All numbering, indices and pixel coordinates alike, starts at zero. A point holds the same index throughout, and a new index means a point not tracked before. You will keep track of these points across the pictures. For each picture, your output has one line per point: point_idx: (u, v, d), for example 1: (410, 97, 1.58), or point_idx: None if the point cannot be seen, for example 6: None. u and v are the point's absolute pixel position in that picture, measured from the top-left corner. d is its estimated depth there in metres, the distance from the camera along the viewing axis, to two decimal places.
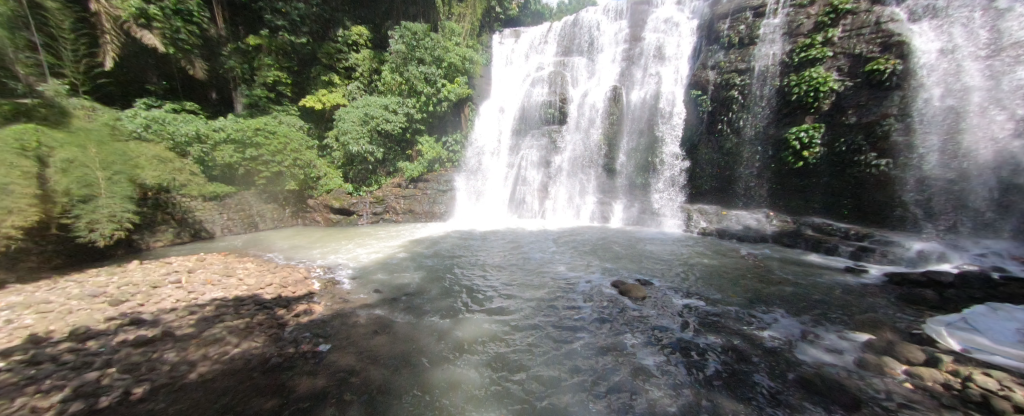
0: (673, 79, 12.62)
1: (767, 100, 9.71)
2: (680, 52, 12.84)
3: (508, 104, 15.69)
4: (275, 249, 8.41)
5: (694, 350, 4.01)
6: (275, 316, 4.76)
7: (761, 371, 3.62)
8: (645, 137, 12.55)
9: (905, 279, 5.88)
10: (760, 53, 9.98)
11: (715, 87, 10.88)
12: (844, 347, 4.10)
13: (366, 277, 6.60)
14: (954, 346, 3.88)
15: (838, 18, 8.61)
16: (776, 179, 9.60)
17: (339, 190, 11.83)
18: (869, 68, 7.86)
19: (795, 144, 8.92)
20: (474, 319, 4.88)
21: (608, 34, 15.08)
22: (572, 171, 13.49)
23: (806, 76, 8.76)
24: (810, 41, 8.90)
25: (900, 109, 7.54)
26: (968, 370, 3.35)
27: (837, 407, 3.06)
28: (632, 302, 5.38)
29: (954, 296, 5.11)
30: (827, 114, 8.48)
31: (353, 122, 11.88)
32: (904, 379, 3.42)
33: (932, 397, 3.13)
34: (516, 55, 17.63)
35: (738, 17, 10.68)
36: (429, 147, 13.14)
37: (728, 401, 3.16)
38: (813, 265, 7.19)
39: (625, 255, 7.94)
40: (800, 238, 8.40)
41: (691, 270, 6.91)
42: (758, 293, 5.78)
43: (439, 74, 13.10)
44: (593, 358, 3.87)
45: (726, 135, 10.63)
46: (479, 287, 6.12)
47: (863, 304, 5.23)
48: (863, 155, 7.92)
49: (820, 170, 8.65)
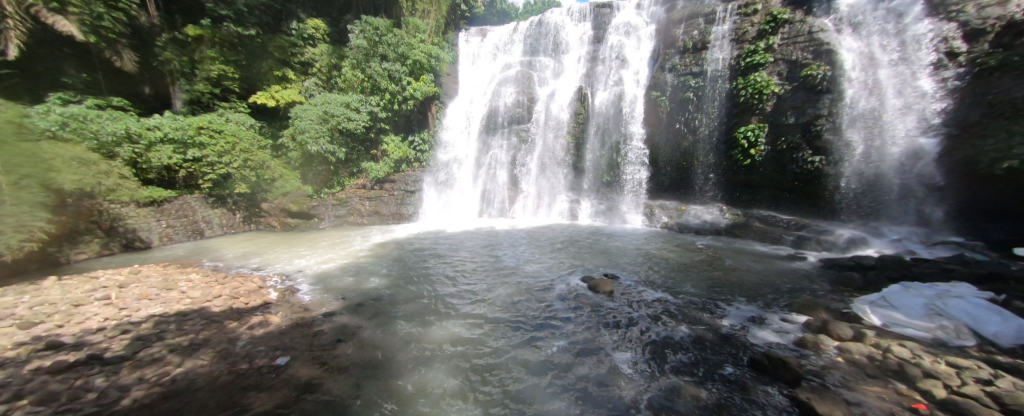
0: (635, 80, 13.03)
1: (718, 102, 10.43)
2: (640, 55, 13.24)
3: (477, 103, 15.55)
4: (225, 258, 7.79)
5: (658, 341, 4.23)
6: (225, 331, 4.41)
7: (718, 356, 3.87)
8: (610, 136, 12.85)
9: (838, 264, 6.54)
10: (711, 58, 10.68)
11: (672, 88, 11.38)
12: (785, 328, 4.51)
13: (329, 284, 6.26)
14: (875, 322, 4.42)
15: (778, 26, 9.47)
16: (728, 176, 10.34)
17: (297, 192, 10.96)
18: (804, 73, 8.68)
19: (743, 143, 9.67)
20: (446, 321, 4.86)
21: (573, 36, 15.41)
22: (541, 169, 13.67)
23: (751, 80, 9.57)
24: (753, 47, 9.71)
25: (830, 111, 8.37)
26: (886, 343, 3.84)
27: (782, 384, 3.36)
28: (602, 297, 5.56)
29: (875, 277, 5.79)
30: (769, 114, 9.26)
31: (310, 120, 11.04)
32: (836, 354, 3.81)
33: (860, 369, 3.53)
34: (483, 54, 17.54)
35: (691, 23, 11.31)
36: (395, 146, 12.78)
37: (691, 386, 3.36)
38: (760, 254, 7.82)
39: (593, 252, 8.19)
40: (749, 230, 9.09)
41: (654, 264, 7.25)
42: (715, 282, 6.19)
43: (403, 71, 12.70)
44: (562, 353, 3.98)
45: (683, 135, 11.17)
46: (450, 290, 6.03)
47: (804, 288, 5.76)
48: (801, 153, 8.73)
49: (765, 166, 9.44)
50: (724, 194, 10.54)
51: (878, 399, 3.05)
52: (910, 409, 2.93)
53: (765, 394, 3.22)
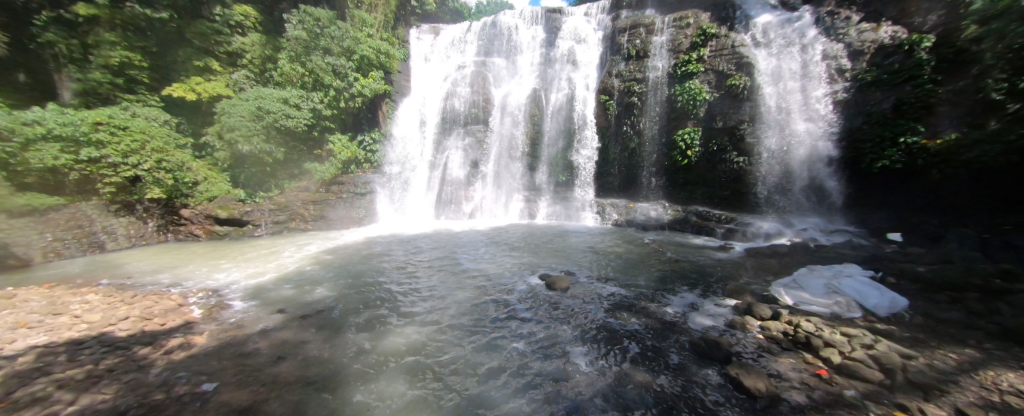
0: (585, 84, 13.51)
1: (659, 107, 11.26)
2: (589, 60, 13.81)
3: (431, 103, 15.18)
4: (134, 274, 6.74)
5: (609, 332, 4.45)
6: (135, 358, 3.83)
7: (662, 343, 4.18)
8: (563, 137, 13.24)
9: (760, 252, 7.40)
10: (652, 65, 11.46)
11: (618, 93, 11.96)
12: (717, 312, 5.01)
13: (267, 297, 5.71)
14: (788, 302, 5.06)
15: (707, 39, 10.47)
16: (670, 175, 11.19)
17: (226, 197, 9.77)
18: (730, 83, 9.77)
19: (681, 145, 10.56)
20: (402, 327, 4.69)
21: (526, 38, 15.69)
22: (498, 170, 13.69)
23: (686, 87, 10.44)
24: (687, 57, 10.63)
25: (750, 117, 9.52)
26: (796, 319, 4.43)
27: (715, 363, 3.72)
28: (558, 294, 5.71)
29: (788, 263, 6.64)
30: (702, 119, 10.23)
31: (241, 117, 9.78)
32: (759, 333, 4.31)
33: (777, 344, 4.03)
34: (437, 52, 17.13)
35: (634, 32, 12.06)
36: (342, 146, 12.02)
37: (638, 373, 3.59)
38: (696, 246, 8.60)
39: (550, 250, 8.38)
40: (687, 224, 9.92)
41: (608, 260, 7.60)
42: (660, 274, 6.65)
43: (349, 67, 11.97)
44: (521, 351, 4.04)
45: (630, 137, 11.81)
46: (404, 295, 5.81)
47: (733, 276, 6.42)
48: (729, 154, 9.77)
49: (700, 166, 10.40)
50: (667, 192, 11.38)
51: (792, 371, 3.53)
52: (816, 376, 3.44)
53: (701, 374, 3.55)
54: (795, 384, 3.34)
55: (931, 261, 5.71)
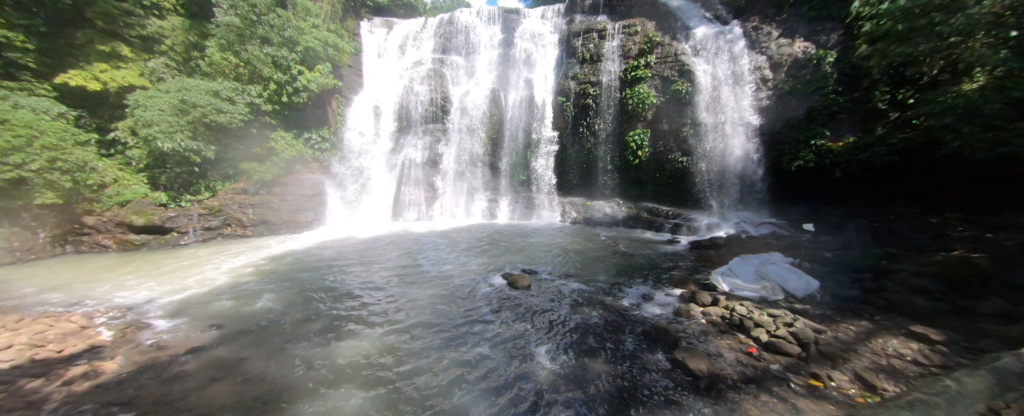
0: (543, 85, 13.79)
1: (612, 109, 11.82)
2: (546, 61, 14.10)
3: (386, 100, 14.55)
4: (21, 294, 5.68)
5: (568, 327, 4.58)
6: (22, 393, 3.23)
7: (616, 333, 4.40)
8: (523, 137, 13.39)
9: (701, 244, 8.07)
10: (605, 70, 12.00)
11: (575, 94, 12.32)
12: (665, 301, 5.37)
13: (198, 311, 5.12)
14: (725, 289, 5.54)
15: (653, 47, 11.17)
16: (623, 174, 11.78)
17: (143, 201, 8.56)
18: (674, 88, 10.46)
19: (632, 145, 11.19)
20: (358, 335, 4.44)
21: (484, 37, 15.55)
22: (459, 170, 13.46)
23: (635, 92, 11.07)
24: (636, 63, 11.27)
25: (692, 121, 10.36)
26: (732, 303, 4.89)
27: (664, 349, 4.00)
28: (519, 292, 5.78)
29: (725, 252, 7.31)
30: (650, 121, 10.93)
31: (158, 109, 8.37)
32: (701, 317, 4.70)
33: (716, 327, 4.43)
34: (390, 48, 16.40)
35: (587, 37, 12.48)
36: (286, 144, 11.01)
37: (596, 364, 3.75)
38: (647, 240, 9.17)
39: (513, 249, 8.45)
40: (639, 220, 10.51)
41: (567, 257, 7.83)
42: (616, 268, 6.99)
43: (292, 59, 11.09)
44: (482, 351, 4.03)
45: (586, 137, 12.25)
46: (360, 301, 5.53)
47: (679, 266, 6.94)
48: (674, 155, 10.59)
49: (649, 166, 11.14)
50: (620, 190, 11.97)
51: (729, 351, 3.90)
52: (748, 354, 3.83)
53: (651, 360, 3.79)
54: (731, 362, 3.70)
55: (836, 247, 6.63)
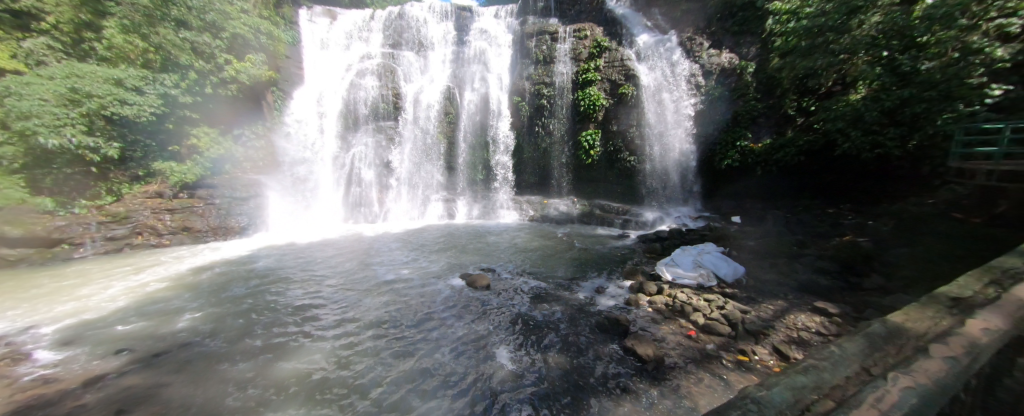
0: (498, 84, 13.55)
1: (566, 110, 12.14)
2: (501, 61, 13.99)
3: (330, 94, 13.36)
4: None
5: (526, 323, 4.65)
6: None
7: (571, 326, 4.56)
8: (479, 135, 13.19)
9: (647, 238, 8.64)
10: (558, 71, 12.26)
11: (530, 95, 12.46)
12: (617, 293, 5.66)
13: (100, 335, 4.39)
14: (668, 278, 5.95)
15: (601, 51, 11.73)
16: (577, 173, 12.22)
17: (22, 207, 6.90)
18: (622, 91, 11.06)
19: (585, 145, 11.64)
20: (304, 347, 4.10)
21: (437, 33, 15.06)
22: (414, 170, 12.98)
23: (586, 94, 11.52)
24: (586, 66, 11.71)
25: (638, 122, 11.07)
26: (674, 291, 5.30)
27: (614, 337, 4.23)
28: (478, 292, 5.72)
29: (668, 245, 7.89)
30: (601, 123, 11.48)
31: (39, 99, 6.90)
32: (647, 306, 5.02)
33: (661, 313, 4.78)
34: (334, 39, 14.84)
35: (540, 38, 12.63)
36: (209, 140, 9.62)
37: (552, 356, 3.87)
38: (600, 236, 9.59)
39: (471, 249, 8.39)
40: (592, 217, 10.90)
41: (525, 254, 7.94)
42: (570, 263, 7.24)
43: (217, 46, 9.78)
44: (438, 353, 3.95)
45: (541, 137, 12.47)
46: (305, 310, 5.13)
47: (628, 260, 7.37)
48: (623, 154, 11.24)
49: (601, 164, 11.69)
50: (576, 188, 12.38)
51: (672, 335, 4.21)
52: (688, 337, 4.17)
53: (602, 349, 3.99)
54: (674, 345, 4.02)
55: (758, 236, 7.49)
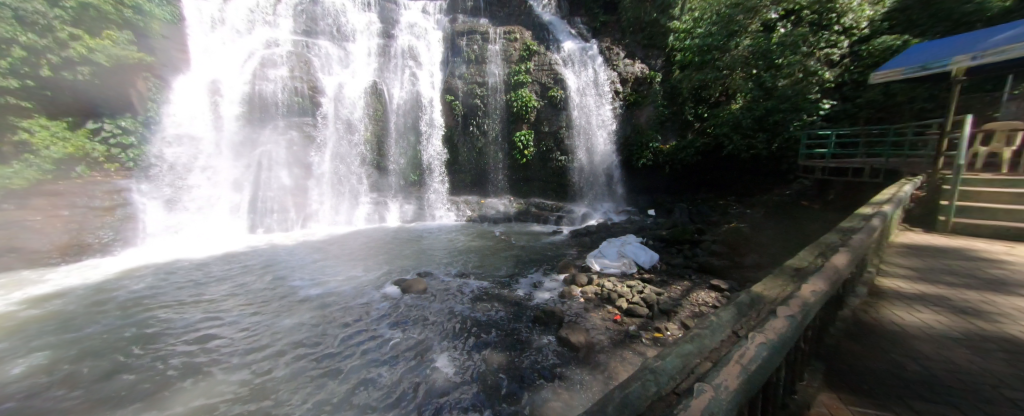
0: (430, 82, 13.05)
1: (499, 110, 12.29)
2: (432, 58, 13.40)
3: (229, 82, 10.92)
4: None
5: (465, 325, 4.58)
6: None
7: (509, 323, 4.62)
8: (410, 134, 12.56)
9: (577, 232, 9.22)
10: (490, 72, 12.32)
11: (463, 94, 12.28)
12: (552, 286, 5.91)
13: None
14: (596, 269, 6.37)
15: (531, 54, 12.13)
16: (512, 172, 12.51)
17: None
18: (551, 94, 11.64)
19: (519, 145, 11.95)
20: (203, 381, 3.47)
21: (358, 23, 13.56)
22: (338, 171, 11.59)
23: (519, 95, 11.80)
24: (517, 69, 12.03)
25: (567, 124, 11.73)
26: (601, 280, 5.74)
27: (550, 329, 4.42)
28: (414, 297, 5.46)
29: (596, 238, 8.52)
30: (533, 123, 11.90)
31: None
32: (579, 296, 5.34)
33: (591, 302, 5.13)
34: (231, 18, 12.02)
35: (471, 38, 12.60)
36: (49, 136, 7.25)
37: (492, 355, 3.89)
38: (535, 233, 9.95)
39: (407, 254, 7.97)
40: (528, 214, 11.19)
41: (462, 255, 7.84)
42: (506, 261, 7.38)
43: (59, 18, 7.33)
44: (370, 367, 3.68)
45: (476, 136, 12.39)
46: (203, 335, 4.35)
47: (561, 254, 7.78)
48: (554, 154, 11.87)
49: (533, 164, 12.16)
50: (511, 188, 12.72)
51: (601, 322, 4.55)
52: (614, 321, 4.56)
53: (539, 342, 4.14)
54: (603, 329, 4.36)
55: (668, 226, 8.52)
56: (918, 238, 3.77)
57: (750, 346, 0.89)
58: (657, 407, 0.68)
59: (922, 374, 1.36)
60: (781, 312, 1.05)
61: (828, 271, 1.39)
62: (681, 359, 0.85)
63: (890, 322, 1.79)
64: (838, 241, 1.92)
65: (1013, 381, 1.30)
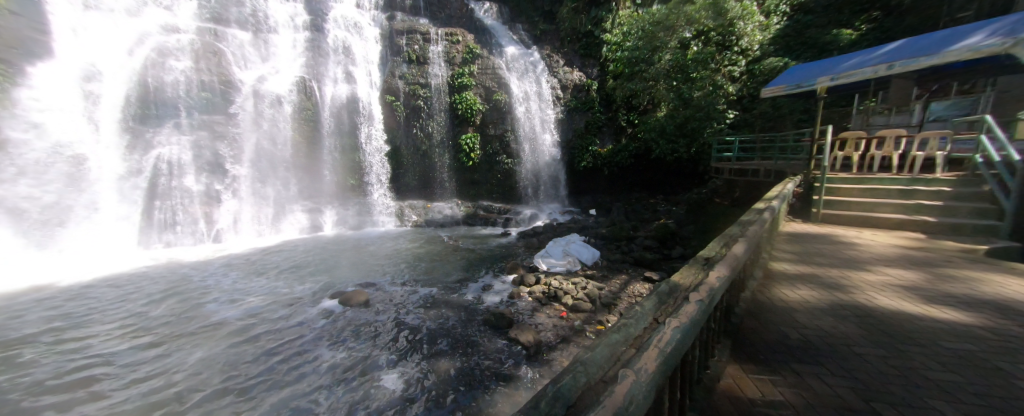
0: (368, 81, 12.23)
1: (443, 112, 12.09)
2: (368, 57, 12.54)
3: (110, 68, 8.46)
4: None
5: (412, 335, 4.40)
6: None
7: (458, 328, 4.55)
8: (347, 136, 11.61)
9: (525, 233, 9.40)
10: (432, 73, 11.99)
11: (404, 95, 11.76)
12: (502, 288, 5.94)
13: None
14: (543, 268, 6.55)
15: (474, 58, 12.12)
16: (459, 175, 12.39)
17: None
18: (496, 98, 11.74)
19: (465, 148, 11.84)
20: None
21: (280, 13, 11.85)
22: (260, 176, 10.13)
23: (463, 98, 11.71)
24: (461, 71, 11.94)
25: (512, 127, 11.94)
26: (548, 279, 5.93)
27: (499, 330, 4.45)
28: (353, 311, 5.08)
29: (542, 238, 8.77)
30: (479, 126, 11.92)
31: None
32: (527, 296, 5.45)
33: (538, 301, 5.27)
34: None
35: (411, 37, 12.12)
36: None
37: (441, 363, 3.80)
38: (483, 235, 9.92)
39: (346, 263, 7.40)
40: (477, 218, 11.11)
41: (408, 262, 7.52)
42: (455, 266, 7.25)
43: None
44: (305, 391, 3.35)
45: (420, 139, 11.99)
46: (80, 374, 3.56)
47: (509, 255, 7.86)
48: (501, 157, 12.01)
49: (480, 166, 12.17)
50: (458, 191, 12.56)
51: (549, 319, 4.69)
52: (561, 318, 4.73)
53: (489, 344, 4.14)
54: (550, 326, 4.51)
55: (608, 224, 9.11)
56: (798, 227, 4.55)
57: (666, 330, 0.99)
58: (585, 397, 0.71)
59: (801, 340, 1.64)
60: (692, 297, 1.19)
61: (729, 259, 1.62)
62: (608, 349, 0.90)
63: (778, 300, 2.13)
64: (739, 231, 2.24)
65: (860, 340, 1.62)
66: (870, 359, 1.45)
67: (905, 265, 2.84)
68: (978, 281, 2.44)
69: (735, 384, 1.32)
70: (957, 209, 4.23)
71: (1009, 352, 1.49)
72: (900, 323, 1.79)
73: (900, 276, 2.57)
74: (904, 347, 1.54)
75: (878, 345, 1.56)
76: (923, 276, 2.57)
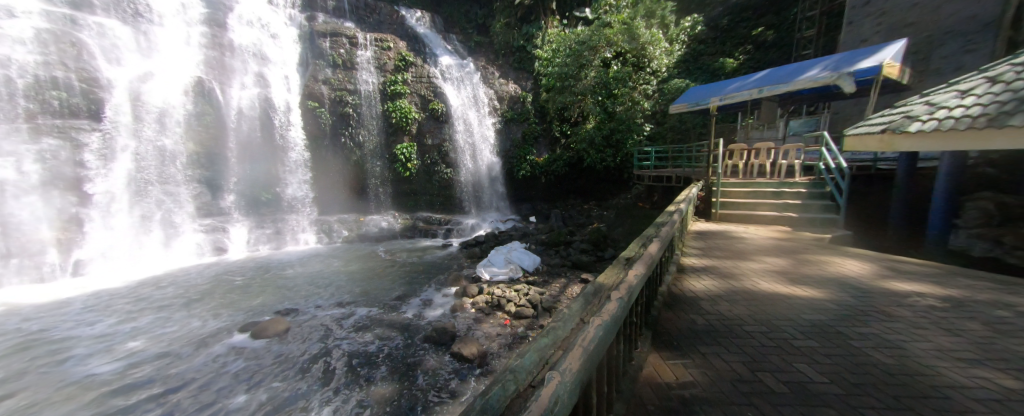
0: (284, 85, 11.12)
1: (376, 121, 11.47)
2: (285, 59, 11.50)
3: None
4: None
5: (345, 362, 4.02)
6: None
7: (398, 348, 4.29)
8: (262, 145, 10.43)
9: (467, 243, 9.29)
10: (360, 79, 11.27)
11: (330, 101, 10.88)
12: (443, 302, 5.75)
13: None
14: (486, 278, 6.53)
15: (408, 66, 11.74)
16: (395, 185, 11.83)
17: None
18: (433, 107, 11.52)
19: (401, 158, 11.34)
20: None
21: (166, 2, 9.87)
22: (139, 193, 8.33)
23: (397, 106, 11.24)
24: (394, 78, 11.44)
25: (450, 137, 11.82)
26: (491, 288, 5.91)
27: (442, 346, 4.30)
28: (272, 342, 4.48)
29: (485, 247, 8.75)
30: (415, 136, 11.56)
31: None
32: (470, 307, 5.35)
33: (481, 311, 5.22)
34: None
35: (336, 40, 11.29)
36: None
37: (379, 388, 3.55)
38: (423, 248, 9.57)
39: (261, 290, 6.48)
40: (416, 229, 10.68)
41: (338, 282, 6.90)
42: (393, 282, 6.85)
43: None
44: None
45: (350, 148, 11.16)
46: None
47: (451, 267, 7.69)
48: (439, 167, 11.80)
49: (418, 176, 11.79)
50: (395, 202, 11.99)
51: (492, 329, 4.66)
52: (504, 326, 4.75)
53: (431, 361, 3.99)
54: (494, 336, 4.50)
55: (547, 230, 9.48)
56: (704, 226, 5.22)
57: (590, 328, 1.05)
58: (514, 405, 0.70)
59: (705, 325, 1.88)
60: (613, 296, 1.28)
61: (645, 257, 1.79)
62: (538, 353, 0.92)
63: (688, 291, 2.41)
64: (654, 232, 2.50)
65: (748, 320, 1.92)
66: (755, 335, 1.71)
67: (779, 253, 3.45)
68: (827, 263, 3.07)
69: (655, 371, 1.45)
70: (813, 206, 5.29)
71: (846, 318, 1.89)
72: (776, 303, 2.15)
73: (775, 263, 3.11)
74: (779, 322, 1.86)
75: (761, 323, 1.87)
76: (791, 261, 3.15)
